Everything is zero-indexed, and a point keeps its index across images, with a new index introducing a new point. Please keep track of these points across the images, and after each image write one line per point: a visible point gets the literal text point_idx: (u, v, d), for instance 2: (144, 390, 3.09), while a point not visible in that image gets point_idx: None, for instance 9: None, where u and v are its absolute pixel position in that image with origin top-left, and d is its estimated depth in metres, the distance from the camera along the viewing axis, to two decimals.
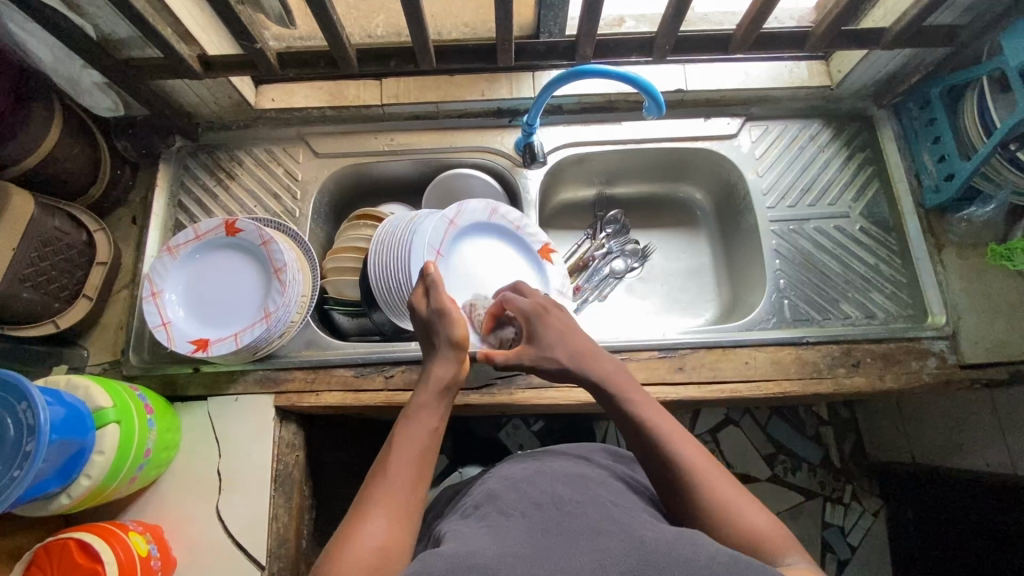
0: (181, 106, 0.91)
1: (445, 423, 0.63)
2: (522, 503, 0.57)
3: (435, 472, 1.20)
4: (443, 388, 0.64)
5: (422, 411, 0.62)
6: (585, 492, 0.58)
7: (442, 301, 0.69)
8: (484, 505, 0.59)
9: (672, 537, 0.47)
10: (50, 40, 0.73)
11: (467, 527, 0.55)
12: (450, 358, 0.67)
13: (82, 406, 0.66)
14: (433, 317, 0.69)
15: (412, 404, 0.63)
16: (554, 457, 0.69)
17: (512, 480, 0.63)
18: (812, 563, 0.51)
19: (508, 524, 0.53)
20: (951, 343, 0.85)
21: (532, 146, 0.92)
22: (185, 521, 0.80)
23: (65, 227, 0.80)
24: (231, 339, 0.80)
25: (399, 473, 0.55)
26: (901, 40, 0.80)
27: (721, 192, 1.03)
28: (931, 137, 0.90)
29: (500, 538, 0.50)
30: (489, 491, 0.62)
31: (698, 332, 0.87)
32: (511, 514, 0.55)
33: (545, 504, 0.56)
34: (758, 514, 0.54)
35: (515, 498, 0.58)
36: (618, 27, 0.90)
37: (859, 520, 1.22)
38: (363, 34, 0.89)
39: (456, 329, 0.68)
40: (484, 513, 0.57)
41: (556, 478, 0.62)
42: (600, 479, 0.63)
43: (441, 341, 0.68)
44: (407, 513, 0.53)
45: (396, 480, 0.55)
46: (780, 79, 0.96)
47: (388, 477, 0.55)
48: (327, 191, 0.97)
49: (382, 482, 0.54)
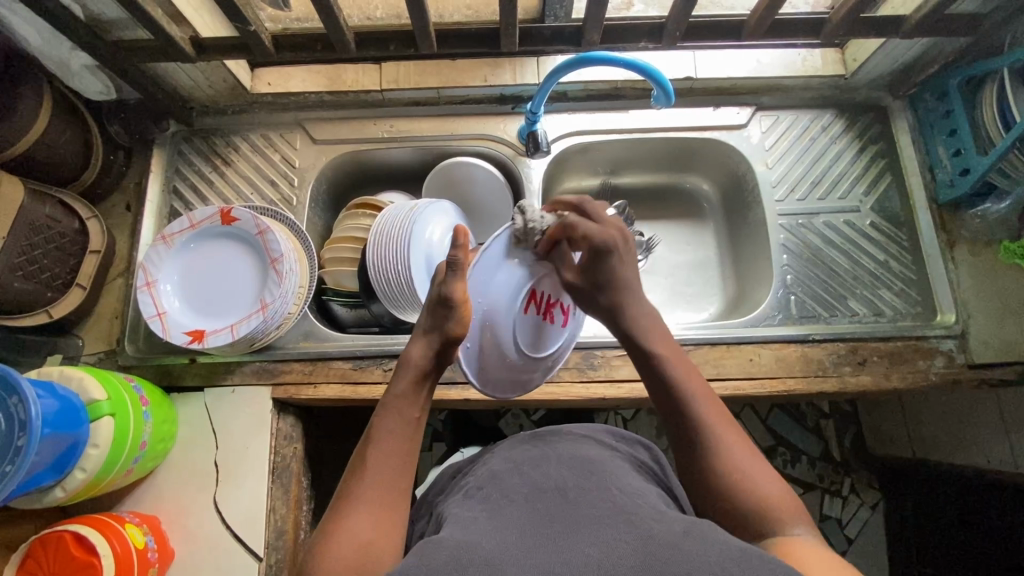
0: (174, 90, 0.88)
1: (426, 415, 0.58)
2: (525, 487, 0.55)
3: (433, 459, 1.19)
4: (421, 376, 0.59)
5: (402, 403, 0.57)
6: (590, 476, 0.57)
7: (451, 292, 0.59)
8: (487, 485, 0.58)
9: (681, 529, 0.45)
10: (36, 21, 0.70)
11: (467, 510, 0.54)
12: (433, 346, 0.60)
13: (75, 398, 0.65)
14: (436, 303, 0.60)
15: (392, 391, 0.58)
16: (558, 437, 0.68)
17: (515, 462, 0.62)
18: (817, 537, 0.48)
19: (511, 507, 0.52)
20: (960, 343, 0.83)
21: (535, 134, 0.89)
22: (182, 512, 0.80)
23: (56, 215, 0.78)
24: (227, 331, 0.79)
25: (381, 467, 0.53)
26: (922, 29, 0.77)
27: (731, 184, 1.00)
28: (947, 129, 0.87)
29: (503, 523, 0.49)
30: (492, 473, 0.61)
31: (702, 328, 0.85)
32: (514, 497, 0.54)
33: (550, 489, 0.54)
34: (770, 481, 0.51)
35: (519, 482, 0.57)
36: (626, 11, 0.87)
37: (858, 512, 1.21)
38: (362, 16, 0.86)
39: (456, 325, 0.59)
40: (488, 494, 0.56)
41: (560, 462, 0.60)
42: (605, 463, 0.62)
43: (433, 325, 0.60)
44: (391, 506, 0.51)
45: (377, 474, 0.52)
46: (793, 67, 0.92)
47: (366, 476, 0.52)
48: (326, 178, 0.95)
49: (363, 477, 0.52)
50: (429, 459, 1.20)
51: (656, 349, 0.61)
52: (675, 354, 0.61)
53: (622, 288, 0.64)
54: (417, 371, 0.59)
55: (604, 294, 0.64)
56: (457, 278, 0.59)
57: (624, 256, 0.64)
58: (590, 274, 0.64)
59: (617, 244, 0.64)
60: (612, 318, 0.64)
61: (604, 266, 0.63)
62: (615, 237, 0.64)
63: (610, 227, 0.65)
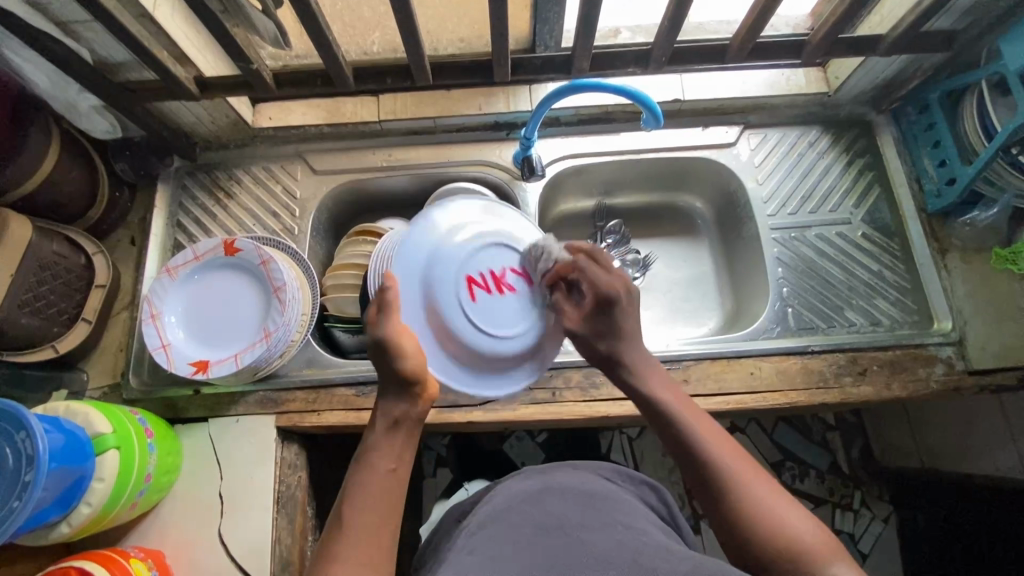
0: (179, 128, 0.91)
1: (407, 463, 0.56)
2: (528, 527, 0.55)
3: (439, 486, 1.18)
4: (393, 425, 0.57)
5: (375, 455, 0.55)
6: (591, 514, 0.56)
7: (386, 334, 0.58)
8: (487, 522, 0.58)
9: (688, 570, 0.45)
10: (47, 66, 0.73)
11: (467, 548, 0.53)
12: (397, 392, 0.58)
13: (81, 433, 0.65)
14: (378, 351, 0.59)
15: (366, 444, 0.57)
16: (560, 471, 0.67)
17: (518, 498, 0.61)
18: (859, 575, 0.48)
19: (514, 549, 0.51)
20: (958, 349, 0.84)
21: (530, 159, 0.92)
22: (187, 546, 0.79)
23: (63, 251, 0.79)
24: (232, 360, 0.80)
25: (355, 524, 0.51)
26: (898, 47, 0.80)
27: (722, 201, 1.02)
28: (930, 141, 0.90)
29: (505, 566, 0.48)
30: (494, 509, 0.60)
31: (701, 343, 0.86)
32: (517, 536, 0.53)
33: (553, 528, 0.54)
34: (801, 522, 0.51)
35: (522, 519, 0.56)
36: (613, 38, 0.91)
37: (870, 526, 1.20)
38: (359, 51, 0.89)
39: (403, 364, 0.57)
40: (490, 532, 0.55)
41: (563, 497, 0.60)
42: (611, 499, 0.61)
43: (387, 376, 0.58)
44: (371, 563, 0.49)
45: (354, 532, 0.51)
46: (777, 86, 0.96)
47: (343, 532, 0.51)
48: (326, 208, 0.97)
49: (340, 536, 0.51)
50: (434, 486, 1.19)
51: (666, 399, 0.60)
52: (688, 407, 0.60)
53: (623, 341, 0.64)
54: (390, 421, 0.57)
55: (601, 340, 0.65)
56: (390, 318, 0.60)
57: (627, 304, 0.65)
58: (593, 319, 0.65)
59: (619, 295, 0.64)
60: (607, 366, 0.65)
61: (605, 317, 0.65)
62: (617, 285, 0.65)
63: (615, 276, 0.66)
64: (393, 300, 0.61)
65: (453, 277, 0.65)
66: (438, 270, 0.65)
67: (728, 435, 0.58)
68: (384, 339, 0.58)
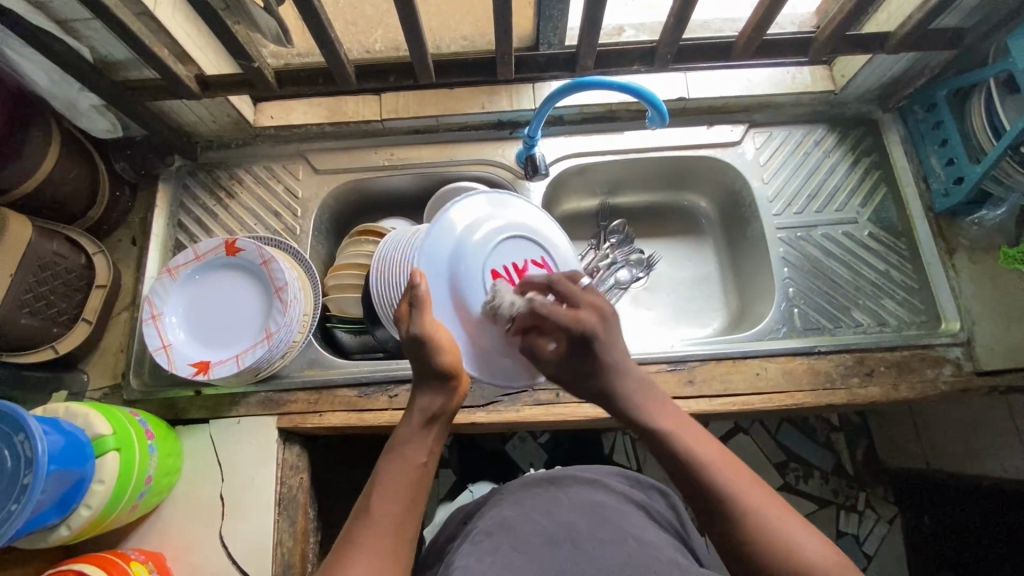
0: (180, 127, 0.91)
1: (434, 457, 0.57)
2: (537, 539, 0.54)
3: (441, 487, 1.17)
4: (429, 420, 0.58)
5: (406, 449, 0.55)
6: (605, 525, 0.56)
7: (424, 330, 0.58)
8: (495, 530, 0.57)
9: None
10: (46, 64, 0.72)
11: (473, 555, 0.52)
12: (432, 386, 0.59)
13: (81, 434, 0.64)
14: (413, 346, 0.59)
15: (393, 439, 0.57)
16: (569, 479, 0.66)
17: (525, 506, 0.60)
18: None
19: (524, 564, 0.50)
20: (967, 350, 0.83)
21: (533, 158, 0.91)
22: (187, 548, 0.78)
23: (64, 251, 0.79)
24: (233, 361, 0.79)
25: (383, 512, 0.51)
26: (906, 44, 0.79)
27: (728, 201, 1.02)
28: (938, 140, 0.89)
29: None
30: (500, 517, 0.59)
31: (706, 343, 0.85)
32: (527, 548, 0.53)
33: (564, 542, 0.53)
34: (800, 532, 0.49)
35: (530, 530, 0.56)
36: (617, 36, 0.90)
37: (875, 528, 1.18)
38: (362, 49, 0.88)
39: (443, 360, 0.58)
40: (498, 540, 0.54)
41: (573, 507, 0.59)
42: (621, 510, 0.60)
43: (425, 371, 0.58)
44: (397, 552, 0.49)
45: (381, 518, 0.50)
46: (782, 84, 0.95)
47: (369, 519, 0.50)
48: (328, 208, 0.96)
49: (365, 523, 0.50)
50: (436, 487, 1.18)
51: (660, 422, 0.58)
52: (677, 421, 0.58)
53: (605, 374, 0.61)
54: (426, 415, 0.58)
55: (587, 376, 0.62)
56: (426, 314, 0.59)
57: (604, 335, 0.62)
58: (570, 357, 0.63)
59: (591, 329, 0.61)
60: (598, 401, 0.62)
61: (579, 355, 0.62)
62: (589, 320, 0.62)
63: (587, 308, 0.63)
64: (424, 295, 0.60)
65: (479, 269, 0.68)
66: (467, 264, 0.68)
67: (719, 444, 0.56)
68: (420, 334, 0.58)
